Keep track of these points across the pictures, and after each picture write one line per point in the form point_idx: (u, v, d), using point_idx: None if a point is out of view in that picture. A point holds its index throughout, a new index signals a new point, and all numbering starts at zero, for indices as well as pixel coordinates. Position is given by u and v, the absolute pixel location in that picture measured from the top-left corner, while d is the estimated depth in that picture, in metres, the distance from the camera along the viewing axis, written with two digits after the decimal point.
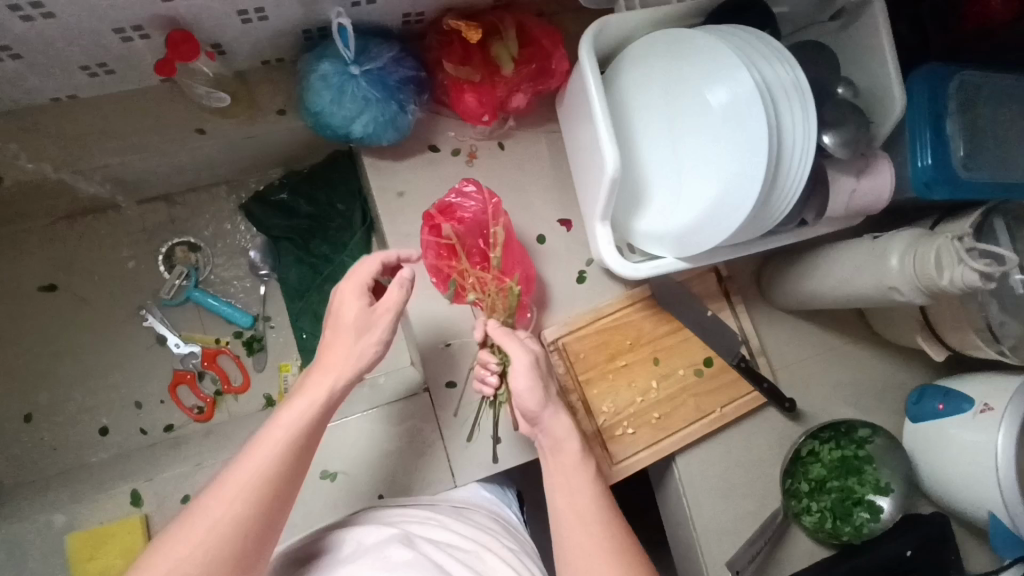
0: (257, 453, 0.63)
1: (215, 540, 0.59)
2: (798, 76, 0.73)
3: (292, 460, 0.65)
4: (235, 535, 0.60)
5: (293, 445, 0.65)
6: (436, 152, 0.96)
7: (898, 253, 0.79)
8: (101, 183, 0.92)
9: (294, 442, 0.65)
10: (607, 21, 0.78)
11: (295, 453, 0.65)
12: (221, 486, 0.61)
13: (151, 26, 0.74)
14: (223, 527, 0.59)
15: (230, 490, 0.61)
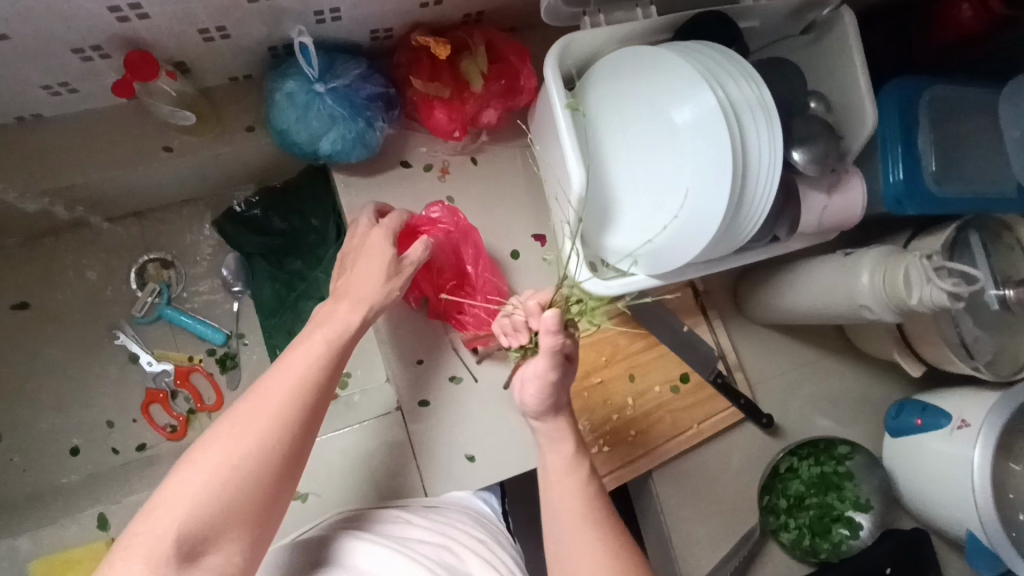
0: (274, 392, 0.60)
1: (245, 472, 0.55)
2: (762, 94, 0.73)
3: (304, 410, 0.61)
4: (265, 466, 0.56)
5: (309, 383, 0.62)
6: (408, 168, 0.95)
7: (869, 270, 0.78)
8: (69, 202, 0.91)
9: (311, 384, 0.62)
10: (573, 39, 0.77)
11: (309, 396, 0.61)
12: (238, 418, 0.58)
13: (111, 47, 0.73)
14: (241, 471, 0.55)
15: (254, 421, 0.57)
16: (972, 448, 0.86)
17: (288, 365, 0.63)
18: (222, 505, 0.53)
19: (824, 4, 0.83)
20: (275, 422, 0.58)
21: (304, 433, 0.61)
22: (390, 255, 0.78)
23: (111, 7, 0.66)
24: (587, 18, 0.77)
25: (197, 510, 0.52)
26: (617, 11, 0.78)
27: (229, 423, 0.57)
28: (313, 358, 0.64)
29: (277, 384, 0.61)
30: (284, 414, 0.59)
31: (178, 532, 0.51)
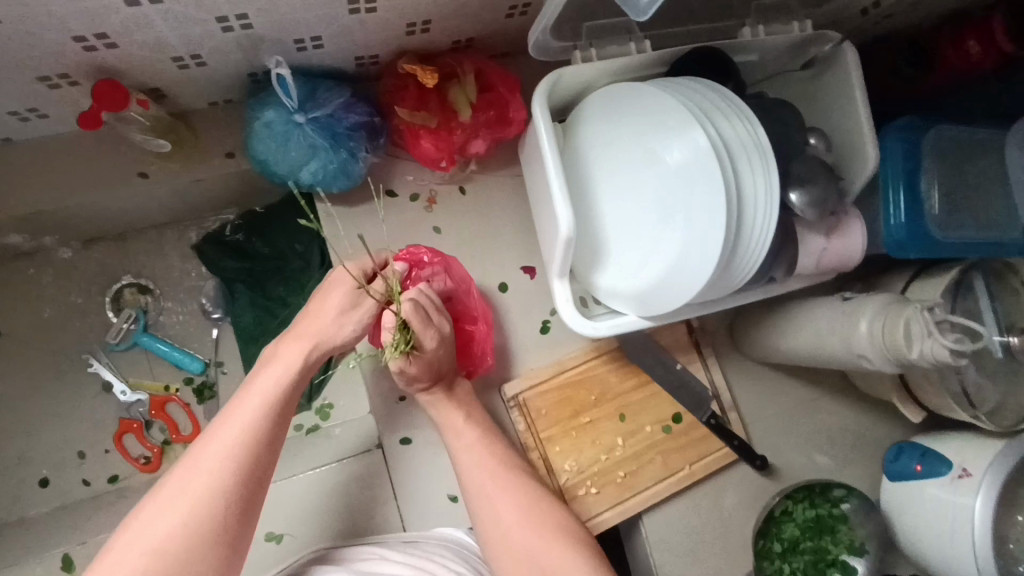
0: (230, 428, 0.66)
1: (202, 502, 0.61)
2: (758, 134, 0.70)
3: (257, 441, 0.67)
4: (227, 499, 0.62)
5: (252, 426, 0.67)
6: (393, 198, 0.92)
7: (868, 318, 0.75)
8: (42, 227, 0.88)
9: (256, 427, 0.67)
10: (562, 73, 0.73)
11: (264, 429, 0.67)
12: (199, 458, 0.64)
13: (81, 75, 0.70)
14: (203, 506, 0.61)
15: (213, 459, 0.64)
16: (974, 497, 0.83)
17: (236, 411, 0.68)
18: (171, 550, 0.58)
19: (826, 39, 0.80)
20: (218, 467, 0.63)
21: (254, 474, 0.65)
22: (351, 284, 0.78)
23: (76, 37, 0.63)
24: (578, 52, 0.73)
25: (149, 558, 0.57)
26: (609, 44, 0.75)
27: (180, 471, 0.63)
28: (258, 402, 0.69)
29: (225, 430, 0.66)
30: (230, 459, 0.64)
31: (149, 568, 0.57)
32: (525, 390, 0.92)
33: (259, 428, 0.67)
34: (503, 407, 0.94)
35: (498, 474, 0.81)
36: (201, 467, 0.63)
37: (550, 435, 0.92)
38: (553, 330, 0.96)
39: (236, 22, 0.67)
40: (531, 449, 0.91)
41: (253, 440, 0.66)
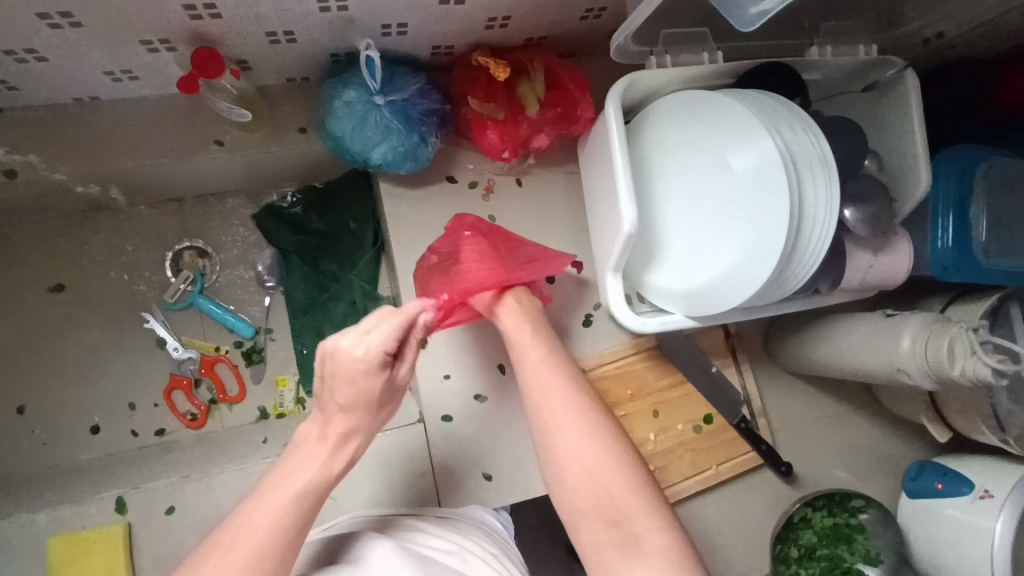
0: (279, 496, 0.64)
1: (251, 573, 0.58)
2: (822, 148, 0.73)
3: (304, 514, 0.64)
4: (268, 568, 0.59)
5: (300, 502, 0.64)
6: (453, 184, 0.95)
7: (909, 334, 0.78)
8: (116, 184, 0.91)
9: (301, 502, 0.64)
10: (636, 77, 0.76)
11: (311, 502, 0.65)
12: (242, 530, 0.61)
13: (181, 41, 0.73)
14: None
15: (256, 530, 0.61)
16: (994, 520, 0.86)
17: (289, 477, 0.65)
18: None
19: (890, 64, 0.82)
20: (271, 537, 0.61)
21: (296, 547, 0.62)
22: (378, 371, 0.68)
23: (186, 5, 0.67)
24: (654, 57, 0.76)
25: None
26: (683, 52, 0.77)
27: (228, 536, 0.61)
28: (307, 473, 0.66)
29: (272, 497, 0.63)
30: (277, 531, 0.61)
31: None
32: None
33: (310, 503, 0.65)
34: None
35: (571, 403, 0.71)
36: (247, 532, 0.61)
37: None
38: (595, 324, 0.99)
39: (336, 4, 0.71)
40: None
41: (303, 517, 0.63)
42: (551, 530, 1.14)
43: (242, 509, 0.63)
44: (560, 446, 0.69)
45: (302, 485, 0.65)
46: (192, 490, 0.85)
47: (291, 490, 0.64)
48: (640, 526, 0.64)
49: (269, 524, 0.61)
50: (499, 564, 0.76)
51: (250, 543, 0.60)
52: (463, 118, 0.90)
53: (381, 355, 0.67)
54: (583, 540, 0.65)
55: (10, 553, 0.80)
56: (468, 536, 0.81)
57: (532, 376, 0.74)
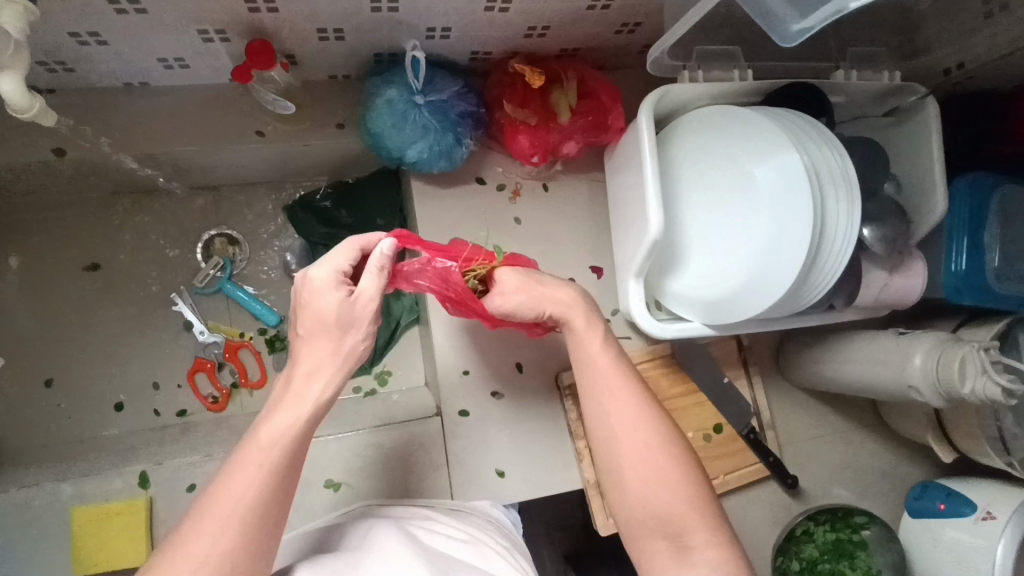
0: (257, 445, 0.61)
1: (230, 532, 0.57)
2: (845, 169, 0.76)
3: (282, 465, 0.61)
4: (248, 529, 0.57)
5: (277, 451, 0.61)
6: (482, 185, 0.98)
7: (922, 353, 0.81)
8: (157, 168, 0.94)
9: (280, 449, 0.61)
10: (669, 89, 0.80)
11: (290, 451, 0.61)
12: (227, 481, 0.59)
13: (235, 32, 0.76)
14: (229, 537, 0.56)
15: (241, 481, 0.59)
16: (997, 543, 0.87)
17: (264, 430, 0.62)
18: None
19: (911, 91, 0.85)
20: (249, 498, 0.58)
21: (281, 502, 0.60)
22: (336, 287, 0.67)
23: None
24: (686, 72, 0.80)
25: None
26: (714, 69, 0.80)
27: (210, 496, 0.58)
28: (283, 419, 0.62)
29: (256, 444, 0.61)
30: (253, 488, 0.58)
31: None
32: None
33: (286, 456, 0.61)
34: (557, 394, 0.99)
35: (640, 413, 0.71)
36: (225, 494, 0.58)
37: None
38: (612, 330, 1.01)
39: (386, 5, 0.74)
40: (579, 438, 0.96)
41: (280, 471, 0.60)
42: (557, 531, 1.15)
43: (221, 472, 0.60)
44: (621, 455, 0.70)
45: (278, 436, 0.61)
46: (212, 469, 0.87)
47: (266, 443, 0.61)
48: (696, 540, 0.67)
49: (245, 483, 0.58)
50: (508, 556, 0.77)
51: (228, 506, 0.57)
52: (496, 122, 0.93)
53: (337, 274, 0.67)
54: (639, 547, 0.69)
55: (33, 520, 0.82)
56: (472, 528, 0.82)
57: (594, 377, 0.73)
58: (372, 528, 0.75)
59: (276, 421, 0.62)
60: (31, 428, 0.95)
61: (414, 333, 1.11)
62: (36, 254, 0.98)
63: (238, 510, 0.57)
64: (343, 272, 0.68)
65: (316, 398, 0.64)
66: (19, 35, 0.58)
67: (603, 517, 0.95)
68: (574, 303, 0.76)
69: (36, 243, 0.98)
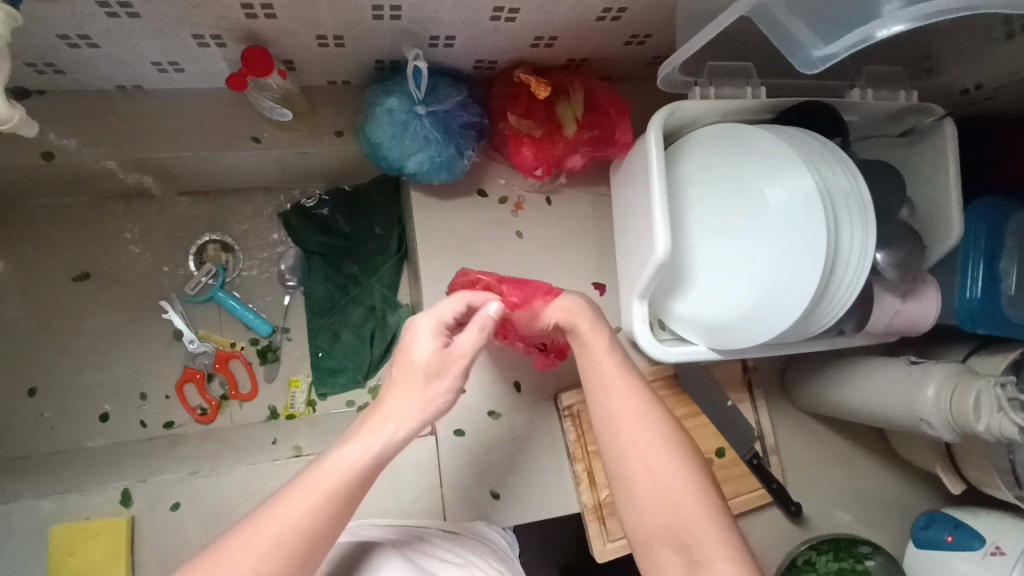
0: (315, 483, 0.55)
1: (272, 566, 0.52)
2: (861, 193, 0.74)
3: (341, 508, 0.56)
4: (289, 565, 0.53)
5: (340, 491, 0.55)
6: (483, 198, 0.95)
7: (935, 386, 0.77)
8: (150, 173, 0.92)
9: (343, 488, 0.56)
10: (678, 106, 0.77)
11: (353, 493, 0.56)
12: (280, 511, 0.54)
13: (231, 37, 0.74)
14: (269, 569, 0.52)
15: (295, 517, 0.54)
16: None
17: (330, 463, 0.57)
18: None
19: (928, 111, 0.83)
20: (296, 545, 0.53)
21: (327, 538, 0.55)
22: (433, 334, 0.62)
23: (243, 3, 0.67)
24: (698, 87, 0.77)
25: None
26: (728, 85, 0.78)
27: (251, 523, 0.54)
28: (349, 455, 0.57)
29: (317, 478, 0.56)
30: (302, 532, 0.54)
31: None
32: (580, 401, 0.95)
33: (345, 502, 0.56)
34: (555, 414, 0.96)
35: (640, 411, 0.66)
36: (273, 533, 0.53)
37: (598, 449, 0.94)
38: None
39: (386, 13, 0.72)
40: (577, 461, 0.93)
41: (331, 516, 0.55)
42: (553, 552, 1.12)
43: (274, 499, 0.55)
44: (625, 456, 0.64)
45: (341, 476, 0.56)
46: (198, 487, 0.84)
47: (325, 485, 0.55)
48: (706, 551, 0.60)
49: (294, 527, 0.53)
50: None
51: (270, 550, 0.52)
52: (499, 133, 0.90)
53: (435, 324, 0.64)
54: (650, 563, 0.62)
55: (11, 536, 0.79)
56: (474, 553, 0.78)
57: (600, 380, 0.69)
58: (370, 550, 0.73)
59: (346, 455, 0.57)
60: (13, 438, 0.92)
61: None
62: (23, 258, 0.95)
63: (278, 557, 0.53)
64: (444, 323, 0.64)
65: (390, 441, 0.58)
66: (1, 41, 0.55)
67: (601, 544, 0.92)
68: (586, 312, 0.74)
69: (23, 246, 0.95)
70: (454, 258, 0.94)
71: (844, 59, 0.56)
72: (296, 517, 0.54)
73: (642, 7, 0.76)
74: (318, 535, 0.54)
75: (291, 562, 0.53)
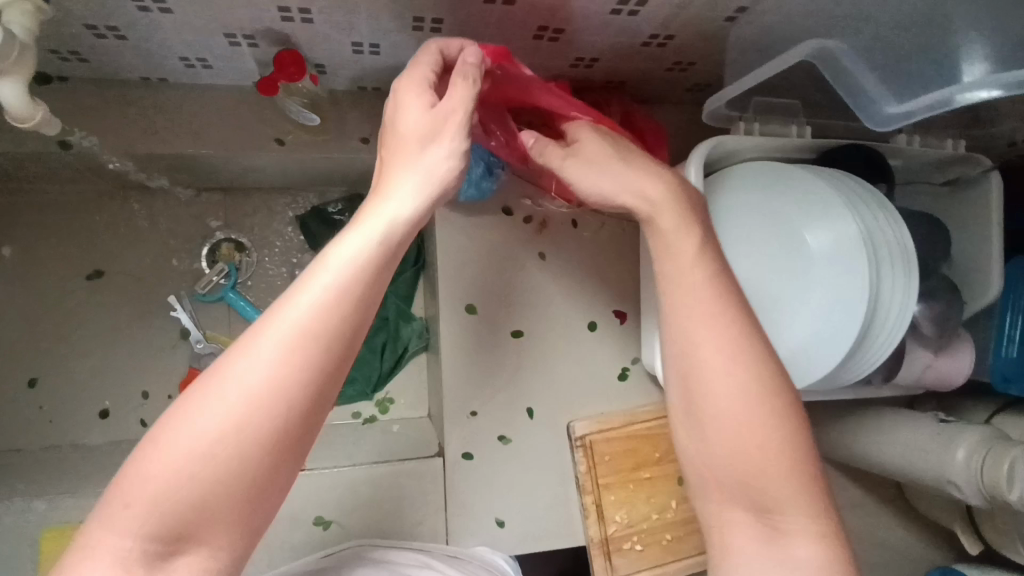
0: (259, 353, 0.43)
1: (214, 469, 0.40)
2: (906, 246, 0.72)
3: (299, 386, 0.43)
4: (239, 466, 0.41)
5: (291, 374, 0.43)
6: (508, 216, 0.92)
7: (966, 447, 0.75)
8: (167, 168, 0.89)
9: (294, 360, 0.43)
10: (722, 141, 0.73)
11: (313, 380, 0.44)
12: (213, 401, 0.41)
13: (264, 39, 0.71)
14: (208, 470, 0.40)
15: (235, 399, 0.41)
16: None
17: (281, 321, 0.44)
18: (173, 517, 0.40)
19: (973, 162, 0.79)
20: (249, 429, 0.41)
21: (290, 427, 0.43)
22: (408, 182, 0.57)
23: (281, 7, 0.65)
24: (743, 123, 0.74)
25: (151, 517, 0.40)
26: (772, 122, 0.75)
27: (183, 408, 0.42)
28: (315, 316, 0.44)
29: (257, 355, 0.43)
30: (266, 406, 0.42)
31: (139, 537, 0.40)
32: (593, 432, 0.92)
33: (314, 373, 0.43)
34: (567, 444, 0.93)
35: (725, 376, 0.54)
36: (226, 407, 0.42)
37: (608, 482, 0.91)
38: (631, 378, 0.96)
39: (427, 25, 0.69)
40: (586, 493, 0.91)
41: (296, 391, 0.43)
42: None
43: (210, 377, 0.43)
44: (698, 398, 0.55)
45: (285, 336, 0.43)
46: None
47: (269, 354, 0.43)
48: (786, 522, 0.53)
49: (238, 408, 0.41)
50: None
51: (217, 440, 0.41)
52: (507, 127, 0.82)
53: (403, 147, 0.52)
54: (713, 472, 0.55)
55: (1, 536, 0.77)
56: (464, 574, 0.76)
57: (678, 273, 0.57)
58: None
59: (298, 312, 0.44)
60: (8, 430, 0.90)
61: (421, 360, 1.05)
62: (30, 244, 0.93)
63: (213, 460, 0.41)
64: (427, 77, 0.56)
65: (357, 291, 0.45)
66: (26, 38, 0.53)
67: None
68: (665, 197, 0.59)
69: (32, 232, 0.93)
70: (474, 276, 0.91)
71: (921, 118, 0.62)
72: (240, 393, 0.42)
73: (691, 36, 0.73)
74: (272, 425, 0.42)
75: (234, 462, 0.41)
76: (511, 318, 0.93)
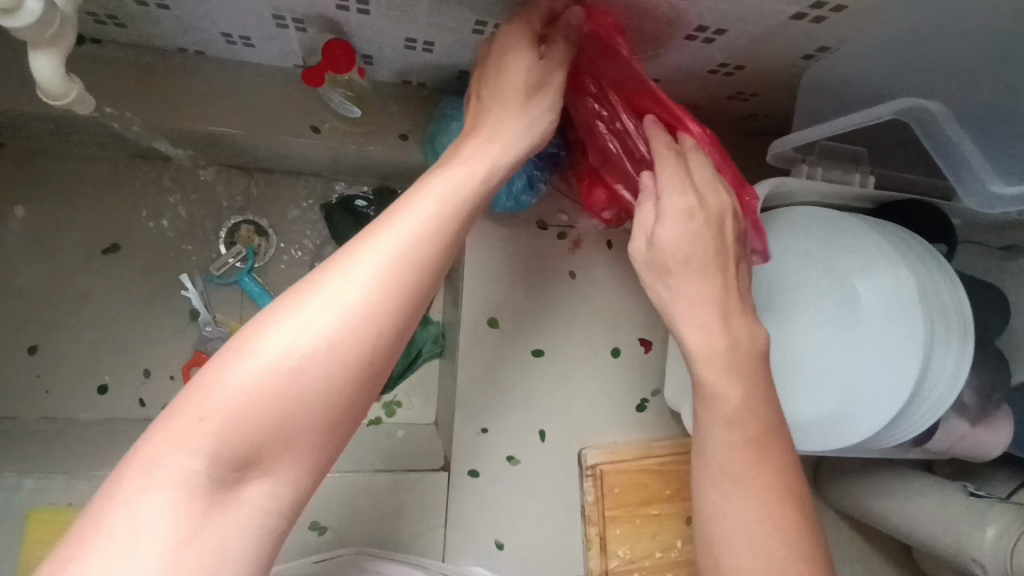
0: (357, 266, 0.43)
1: (301, 373, 0.41)
2: (963, 315, 0.68)
3: (391, 303, 0.44)
4: (327, 376, 0.41)
5: (389, 291, 0.44)
6: (542, 230, 0.89)
7: (997, 527, 0.73)
8: (196, 143, 0.85)
9: (391, 278, 0.44)
10: (784, 182, 0.70)
11: (405, 300, 0.45)
12: (309, 305, 0.42)
13: (313, 24, 0.67)
14: (294, 372, 0.41)
15: (328, 307, 0.42)
16: None
17: (380, 239, 0.45)
18: (255, 418, 0.40)
19: None
20: (340, 355, 0.42)
21: (378, 345, 0.43)
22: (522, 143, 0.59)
23: None
24: (806, 166, 0.71)
25: (230, 416, 0.39)
26: (837, 168, 0.72)
27: (277, 311, 0.42)
28: (411, 240, 0.46)
29: (354, 267, 0.43)
30: (358, 318, 0.42)
31: (214, 437, 0.39)
32: (605, 462, 0.89)
33: (401, 310, 0.44)
34: (577, 471, 0.90)
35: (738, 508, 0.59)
36: (319, 313, 0.42)
37: (615, 515, 0.89)
38: (649, 410, 0.93)
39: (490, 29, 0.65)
40: (592, 524, 0.88)
41: (384, 323, 0.44)
42: None
43: (304, 286, 0.43)
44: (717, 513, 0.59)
45: (381, 266, 0.44)
46: None
47: (361, 278, 0.43)
48: None
49: (327, 333, 0.42)
50: None
51: (302, 359, 0.41)
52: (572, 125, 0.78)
53: (504, 98, 0.57)
54: None
55: None
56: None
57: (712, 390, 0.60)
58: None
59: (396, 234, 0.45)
60: (4, 396, 0.87)
61: (434, 366, 1.02)
62: (44, 206, 0.89)
63: (304, 362, 0.41)
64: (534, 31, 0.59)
65: (445, 228, 0.48)
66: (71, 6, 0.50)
67: None
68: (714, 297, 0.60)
69: (47, 194, 0.89)
70: (501, 288, 0.88)
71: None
72: (333, 300, 0.42)
73: (762, 69, 0.69)
74: (362, 337, 0.42)
75: (322, 368, 0.41)
76: (534, 336, 0.89)
